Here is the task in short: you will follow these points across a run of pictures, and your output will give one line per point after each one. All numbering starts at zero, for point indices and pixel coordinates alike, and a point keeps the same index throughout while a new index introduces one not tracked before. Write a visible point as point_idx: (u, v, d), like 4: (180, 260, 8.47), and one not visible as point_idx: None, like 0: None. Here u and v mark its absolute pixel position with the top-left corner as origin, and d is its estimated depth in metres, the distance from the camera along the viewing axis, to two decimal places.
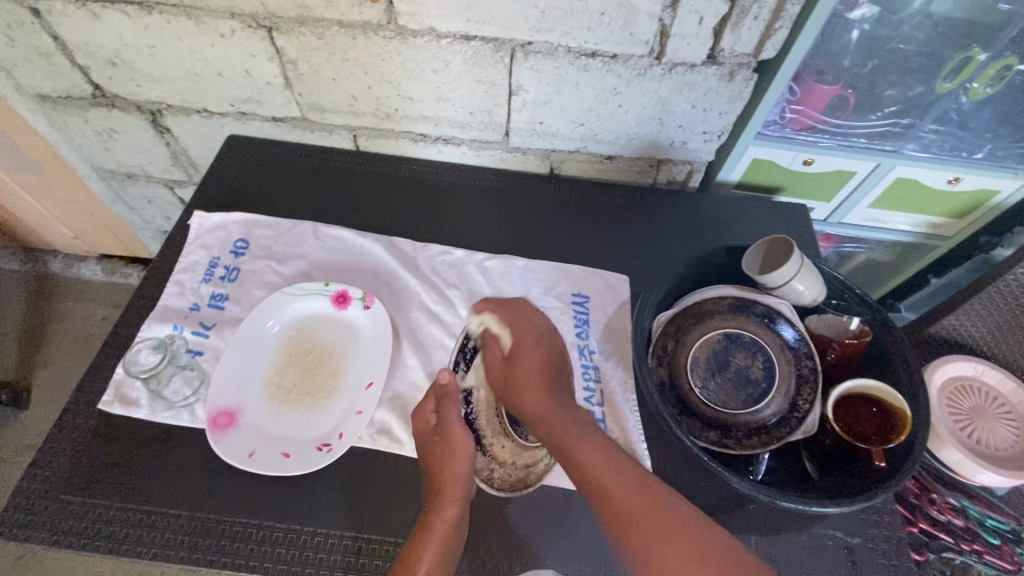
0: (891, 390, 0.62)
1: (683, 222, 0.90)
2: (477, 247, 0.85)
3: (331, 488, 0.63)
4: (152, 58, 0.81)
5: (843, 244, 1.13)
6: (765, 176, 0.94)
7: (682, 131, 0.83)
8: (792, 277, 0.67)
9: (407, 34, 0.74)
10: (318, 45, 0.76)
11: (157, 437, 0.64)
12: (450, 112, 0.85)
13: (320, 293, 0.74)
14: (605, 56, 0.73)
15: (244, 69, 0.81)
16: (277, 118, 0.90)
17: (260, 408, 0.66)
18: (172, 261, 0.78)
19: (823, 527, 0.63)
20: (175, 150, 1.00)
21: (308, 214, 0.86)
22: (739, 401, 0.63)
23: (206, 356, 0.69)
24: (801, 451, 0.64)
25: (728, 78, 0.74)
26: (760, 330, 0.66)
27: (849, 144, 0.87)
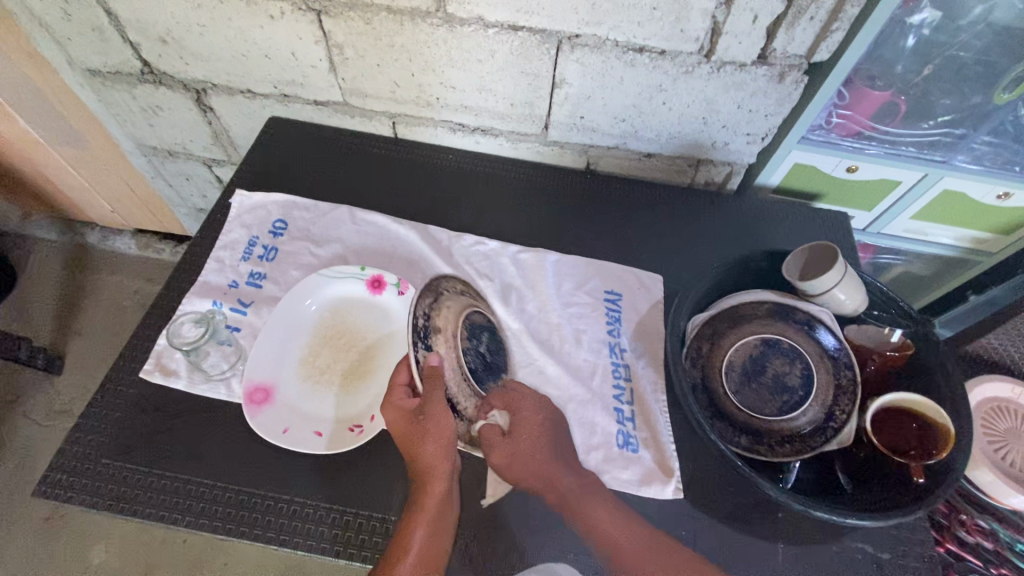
0: (938, 408, 0.60)
1: (719, 225, 0.89)
2: (510, 239, 0.85)
3: (361, 469, 0.64)
4: (201, 37, 0.82)
5: (880, 254, 1.11)
6: (805, 182, 0.92)
7: (725, 131, 0.82)
8: (834, 285, 0.65)
9: (454, 22, 0.73)
10: (365, 30, 0.77)
11: (194, 409, 0.66)
12: (490, 103, 0.84)
13: (354, 277, 0.75)
14: (653, 52, 0.72)
15: (291, 51, 0.82)
16: (319, 102, 0.91)
17: (294, 386, 0.67)
18: (213, 237, 0.80)
19: (853, 539, 0.62)
20: (216, 129, 1.01)
21: (345, 198, 0.87)
22: (773, 407, 0.63)
23: (244, 332, 0.71)
24: (835, 462, 0.63)
25: (778, 80, 0.73)
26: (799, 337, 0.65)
27: (897, 152, 0.85)
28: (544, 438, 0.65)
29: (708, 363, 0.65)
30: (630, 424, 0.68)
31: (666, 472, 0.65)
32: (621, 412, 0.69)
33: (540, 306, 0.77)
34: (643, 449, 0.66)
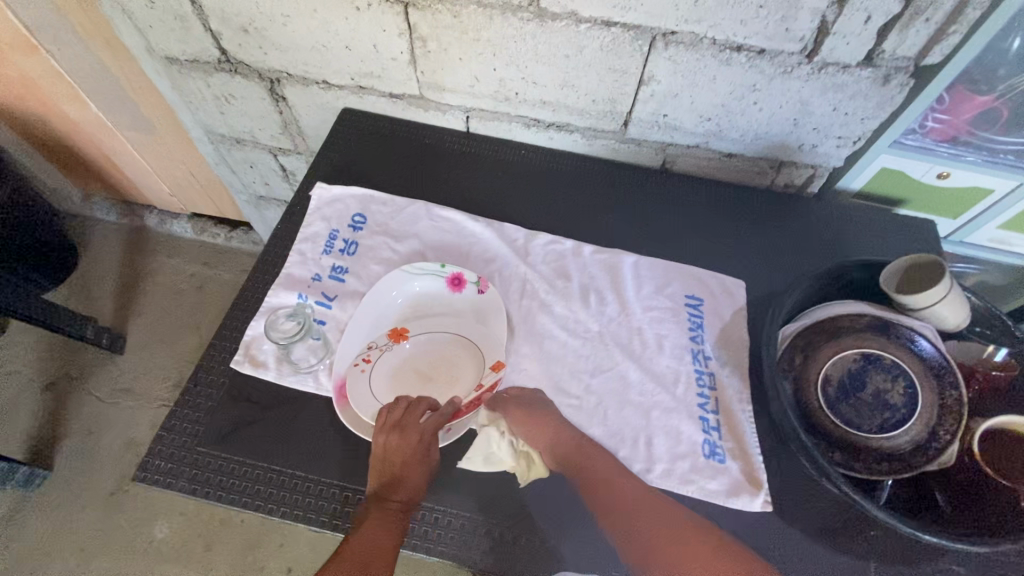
0: None
1: (800, 229, 0.86)
2: (586, 239, 0.84)
3: (448, 468, 0.64)
4: (284, 27, 0.82)
5: (954, 263, 1.07)
6: (890, 187, 0.89)
7: (815, 134, 0.79)
8: (939, 300, 0.63)
9: (545, 17, 0.72)
10: (452, 24, 0.76)
11: (283, 401, 0.67)
12: (571, 99, 0.83)
13: (436, 274, 0.75)
14: (751, 51, 0.70)
15: (373, 43, 0.81)
16: (394, 94, 0.90)
17: (380, 382, 0.68)
18: (293, 230, 0.80)
19: (949, 561, 0.61)
20: (286, 119, 1.02)
21: (419, 192, 0.87)
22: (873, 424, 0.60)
23: (330, 326, 0.71)
24: (932, 482, 0.61)
25: (881, 82, 0.70)
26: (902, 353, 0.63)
27: (995, 160, 0.81)
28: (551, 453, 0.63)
29: (802, 374, 0.64)
30: (716, 434, 0.67)
31: (755, 484, 0.64)
32: (706, 421, 0.68)
33: (620, 309, 0.76)
34: (731, 460, 0.65)
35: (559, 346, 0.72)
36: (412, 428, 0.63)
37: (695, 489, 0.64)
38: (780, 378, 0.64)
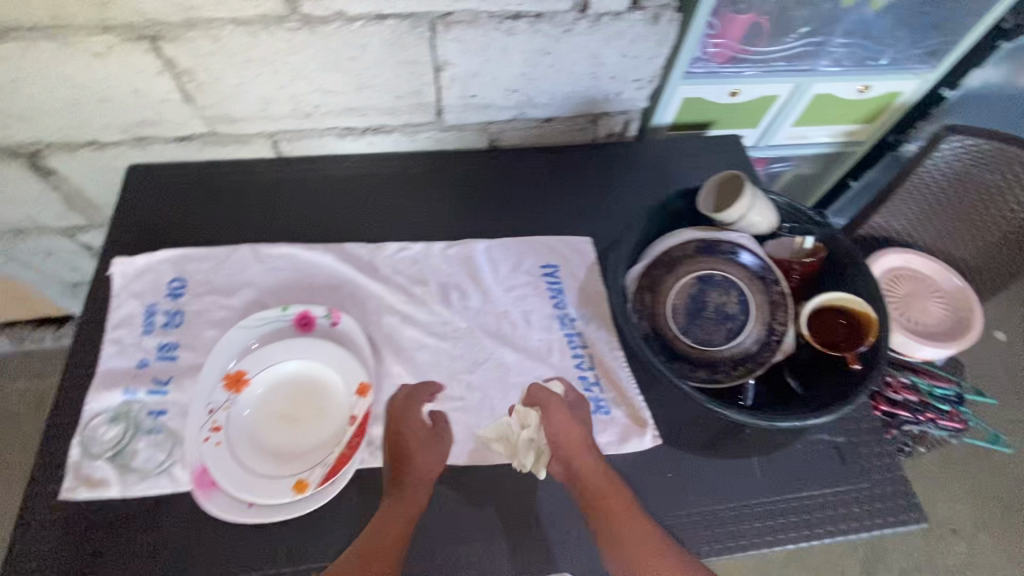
0: (856, 297, 0.67)
1: (630, 172, 0.91)
2: (434, 237, 0.81)
3: (345, 516, 0.60)
4: (15, 93, 0.70)
5: (771, 164, 1.18)
6: (696, 114, 0.96)
7: (615, 82, 0.82)
8: (747, 211, 0.69)
9: (314, 23, 0.67)
10: (215, 50, 0.68)
11: (140, 513, 0.59)
12: (375, 100, 0.79)
13: (279, 321, 0.69)
14: (529, 17, 0.70)
15: (133, 88, 0.72)
16: (182, 138, 0.81)
17: (244, 453, 0.61)
18: (102, 318, 0.70)
19: (812, 434, 0.69)
20: (68, 193, 0.88)
21: (243, 236, 0.79)
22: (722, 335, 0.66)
23: (172, 414, 0.64)
24: (784, 370, 0.68)
25: (654, 22, 0.74)
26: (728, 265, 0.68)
27: (770, 69, 0.90)
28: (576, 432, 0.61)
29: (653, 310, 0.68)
30: (597, 389, 0.69)
31: (641, 424, 0.67)
32: (586, 380, 0.70)
33: (481, 297, 0.75)
34: (615, 409, 0.68)
35: (432, 355, 0.70)
36: (410, 421, 0.62)
37: None
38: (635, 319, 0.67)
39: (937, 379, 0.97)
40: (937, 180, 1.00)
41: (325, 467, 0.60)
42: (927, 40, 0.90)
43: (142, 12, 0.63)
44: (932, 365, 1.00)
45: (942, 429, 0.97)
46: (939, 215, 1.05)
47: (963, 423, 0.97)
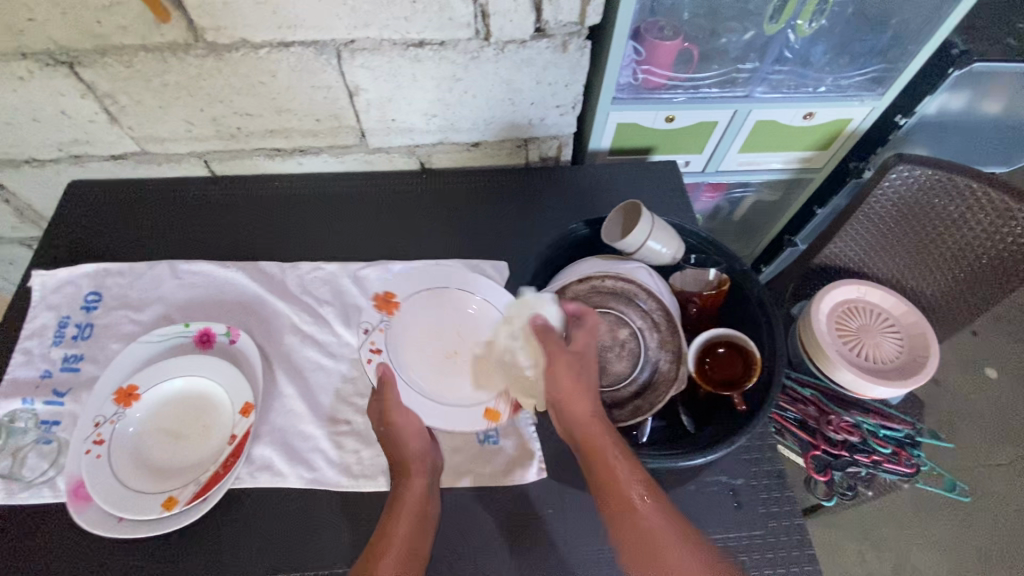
0: (739, 334, 0.65)
1: (558, 197, 0.89)
2: (351, 257, 0.82)
3: (214, 534, 0.61)
4: None
5: (730, 189, 1.16)
6: (633, 138, 0.95)
7: (535, 108, 0.82)
8: (646, 238, 0.68)
9: (220, 50, 0.69)
10: (130, 74, 0.71)
11: (23, 520, 0.61)
12: (297, 123, 0.81)
13: (180, 336, 0.70)
14: (433, 44, 0.71)
15: (60, 110, 0.75)
16: (117, 156, 0.85)
17: (123, 467, 0.61)
18: (17, 329, 0.73)
19: (708, 475, 0.65)
20: (18, 206, 0.93)
21: (164, 253, 0.81)
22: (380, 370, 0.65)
23: (64, 425, 0.66)
24: (679, 406, 0.66)
25: (562, 49, 0.73)
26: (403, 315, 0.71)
27: (701, 96, 0.88)
28: (578, 385, 0.60)
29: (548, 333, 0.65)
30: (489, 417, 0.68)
31: (528, 457, 0.66)
32: None
33: None
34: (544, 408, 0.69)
35: (326, 376, 0.70)
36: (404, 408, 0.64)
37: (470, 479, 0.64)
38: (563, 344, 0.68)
39: (890, 420, 0.91)
40: (885, 210, 0.95)
41: (198, 485, 0.61)
42: (869, 67, 0.87)
43: (55, 40, 0.67)
44: (887, 403, 0.93)
45: (891, 472, 0.91)
46: (892, 247, 0.99)
47: (914, 468, 0.89)
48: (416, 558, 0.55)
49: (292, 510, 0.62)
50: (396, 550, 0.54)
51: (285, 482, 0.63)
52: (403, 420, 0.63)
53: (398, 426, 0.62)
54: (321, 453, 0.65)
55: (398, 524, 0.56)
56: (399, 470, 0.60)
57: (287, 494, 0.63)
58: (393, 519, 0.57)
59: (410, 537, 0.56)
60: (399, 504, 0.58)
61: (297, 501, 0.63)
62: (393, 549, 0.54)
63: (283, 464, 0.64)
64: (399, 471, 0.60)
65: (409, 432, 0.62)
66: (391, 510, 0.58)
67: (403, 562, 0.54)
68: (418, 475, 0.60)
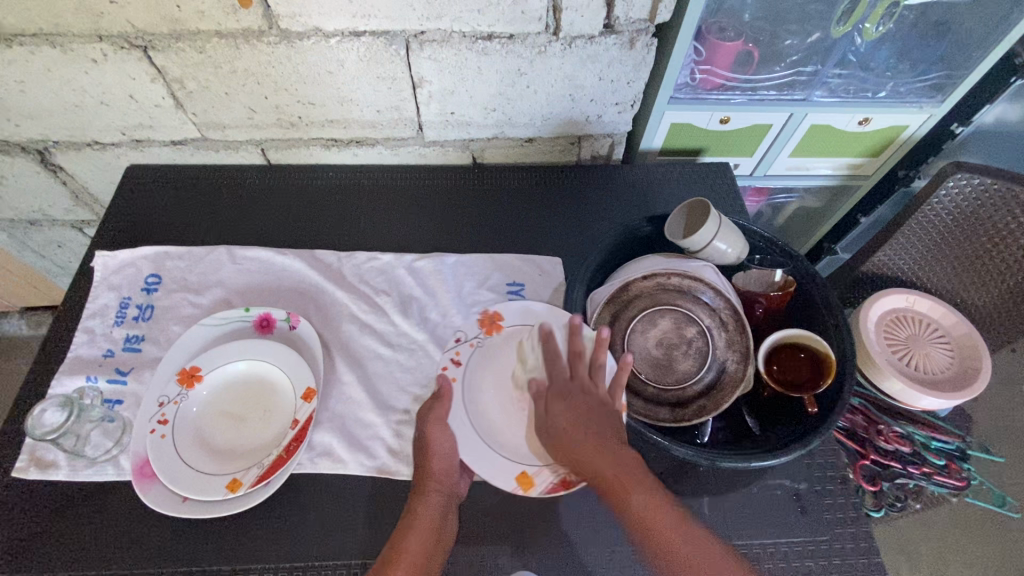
0: (813, 335, 0.65)
1: (611, 194, 0.89)
2: (405, 248, 0.82)
3: (275, 519, 0.60)
4: (24, 94, 0.76)
5: (774, 195, 1.16)
6: (685, 140, 0.94)
7: (594, 105, 0.82)
8: (713, 237, 0.67)
9: (292, 37, 0.70)
10: (201, 59, 0.72)
11: (82, 498, 0.60)
12: (358, 113, 0.81)
13: (242, 320, 0.71)
14: (501, 38, 0.71)
15: (127, 93, 0.76)
16: (177, 141, 0.86)
17: (187, 448, 0.61)
18: (79, 308, 0.74)
19: (771, 478, 0.65)
20: (74, 188, 0.94)
21: (221, 238, 0.82)
22: (445, 384, 0.61)
23: (127, 404, 0.66)
24: (743, 408, 0.66)
25: (629, 46, 0.74)
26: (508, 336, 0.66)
27: (759, 98, 0.87)
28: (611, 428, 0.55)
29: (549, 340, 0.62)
30: None
31: None
32: None
33: (443, 311, 0.75)
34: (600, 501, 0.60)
35: (384, 365, 0.70)
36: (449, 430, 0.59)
37: None
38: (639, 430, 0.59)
39: (939, 432, 0.90)
40: (941, 217, 0.87)
41: (261, 468, 0.60)
42: (930, 74, 0.86)
43: (133, 23, 0.68)
44: (936, 416, 0.92)
45: (941, 486, 0.88)
46: (947, 255, 0.91)
47: (966, 481, 0.87)
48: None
49: (352, 498, 0.62)
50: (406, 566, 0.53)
51: (346, 469, 0.63)
52: (442, 436, 0.58)
53: (431, 441, 0.58)
54: (381, 441, 0.65)
55: (408, 539, 0.54)
56: (417, 484, 0.58)
57: (348, 481, 0.63)
58: (404, 533, 0.55)
59: (423, 552, 0.54)
60: (412, 519, 0.56)
61: (357, 489, 0.62)
62: (402, 565, 0.53)
63: (343, 451, 0.64)
64: (417, 486, 0.58)
65: (441, 447, 0.58)
66: (404, 524, 0.56)
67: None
68: (434, 491, 0.57)
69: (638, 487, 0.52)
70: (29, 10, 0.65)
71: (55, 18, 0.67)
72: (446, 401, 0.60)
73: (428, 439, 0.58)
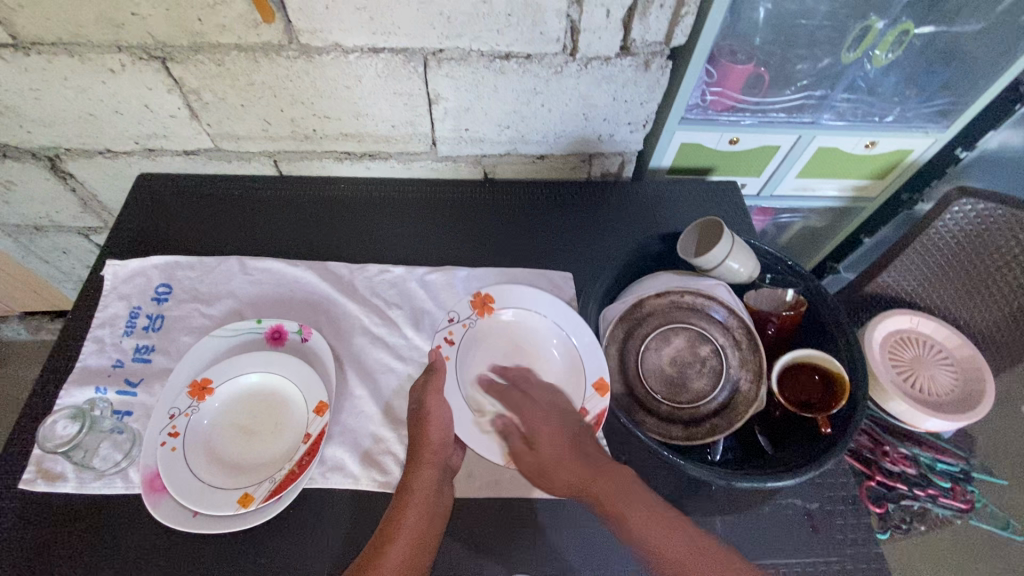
0: (827, 356, 0.66)
1: (622, 211, 0.89)
2: (416, 261, 0.82)
3: (286, 534, 0.60)
4: (39, 102, 0.76)
5: (779, 214, 1.17)
6: (695, 158, 0.95)
7: (607, 124, 0.83)
8: (726, 257, 0.68)
9: (311, 52, 0.71)
10: (219, 72, 0.72)
11: (90, 511, 0.60)
12: (372, 127, 0.82)
13: (253, 332, 0.70)
14: (519, 57, 0.73)
15: (143, 103, 0.77)
16: (189, 151, 0.86)
17: (198, 461, 0.61)
18: (88, 317, 0.73)
19: (782, 498, 0.65)
20: (83, 196, 0.94)
21: (231, 248, 0.82)
22: (440, 362, 0.63)
23: (136, 415, 0.65)
24: (755, 428, 0.66)
25: (644, 68, 0.75)
26: (500, 320, 0.70)
27: (769, 120, 0.89)
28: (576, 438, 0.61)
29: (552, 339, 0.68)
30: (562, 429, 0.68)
31: None
32: None
33: None
34: None
35: (396, 379, 0.70)
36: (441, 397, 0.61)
37: (543, 490, 0.63)
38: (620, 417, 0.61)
39: (942, 454, 0.91)
40: (946, 240, 0.88)
41: (273, 483, 0.60)
42: (936, 100, 0.88)
43: (154, 35, 0.68)
44: (939, 438, 0.94)
45: (946, 508, 0.88)
46: (951, 277, 0.91)
47: (970, 504, 0.88)
48: (424, 546, 0.55)
49: (363, 513, 0.61)
50: (405, 539, 0.54)
51: (357, 484, 0.62)
52: (440, 409, 0.60)
53: (429, 413, 0.60)
54: (393, 456, 0.64)
55: (404, 519, 0.55)
56: (413, 456, 0.59)
57: (359, 496, 0.62)
58: (400, 506, 0.56)
59: (421, 524, 0.56)
60: (407, 493, 0.57)
61: (368, 505, 0.62)
62: (403, 536, 0.55)
63: (355, 466, 0.63)
64: (411, 459, 0.59)
65: (438, 423, 0.60)
66: (400, 498, 0.57)
67: (412, 549, 0.54)
68: (428, 463, 0.59)
69: (630, 489, 0.56)
70: (51, 20, 0.66)
71: (75, 28, 0.67)
72: (443, 374, 0.62)
73: (427, 412, 0.60)
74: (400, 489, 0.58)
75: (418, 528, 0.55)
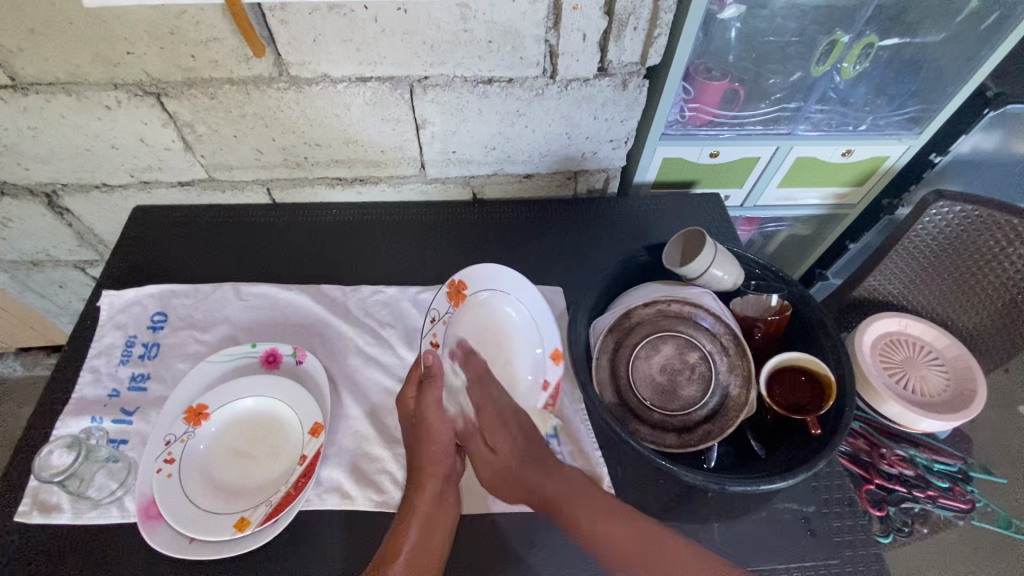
0: (814, 358, 0.67)
1: (610, 225, 0.91)
2: (409, 281, 0.83)
3: (281, 557, 0.59)
4: (36, 139, 0.78)
5: (765, 224, 1.19)
6: (678, 173, 0.98)
7: (590, 142, 0.86)
8: (710, 264, 0.69)
9: (301, 83, 0.73)
10: (212, 105, 0.75)
11: (85, 540, 0.59)
12: (362, 153, 0.84)
13: (247, 356, 0.71)
14: (501, 82, 0.76)
15: (139, 138, 0.79)
16: (184, 182, 0.88)
17: (196, 489, 0.61)
18: (84, 348, 0.74)
19: (780, 501, 0.65)
20: (80, 230, 0.96)
21: (226, 276, 0.83)
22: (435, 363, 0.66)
23: (132, 444, 0.66)
24: (748, 433, 0.67)
25: (622, 87, 0.78)
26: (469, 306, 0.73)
27: (745, 132, 0.91)
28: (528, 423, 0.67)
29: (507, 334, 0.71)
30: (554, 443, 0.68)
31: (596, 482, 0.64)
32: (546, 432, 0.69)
33: None
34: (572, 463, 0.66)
35: (391, 398, 0.71)
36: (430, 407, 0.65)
37: None
38: (610, 424, 0.60)
39: (940, 453, 0.91)
40: (930, 241, 0.88)
41: (270, 506, 0.60)
42: (906, 109, 0.91)
43: (149, 72, 0.71)
44: (935, 438, 0.94)
45: (946, 509, 0.87)
46: (938, 278, 0.92)
47: (971, 504, 0.87)
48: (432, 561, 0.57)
49: (358, 536, 0.61)
50: (406, 560, 0.55)
51: (353, 503, 0.62)
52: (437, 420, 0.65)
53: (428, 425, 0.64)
54: (389, 475, 0.65)
55: (409, 533, 0.57)
56: (415, 472, 0.62)
57: (355, 516, 0.62)
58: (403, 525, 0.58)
59: (425, 542, 0.57)
60: (410, 513, 0.59)
61: (364, 527, 0.61)
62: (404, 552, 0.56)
63: (351, 486, 0.64)
64: (415, 476, 0.62)
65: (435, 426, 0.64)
66: (404, 515, 0.59)
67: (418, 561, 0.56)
68: (433, 478, 0.62)
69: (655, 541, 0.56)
70: (49, 61, 0.68)
71: (72, 69, 0.70)
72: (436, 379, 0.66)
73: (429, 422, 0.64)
74: (405, 506, 0.60)
75: (425, 546, 0.57)
